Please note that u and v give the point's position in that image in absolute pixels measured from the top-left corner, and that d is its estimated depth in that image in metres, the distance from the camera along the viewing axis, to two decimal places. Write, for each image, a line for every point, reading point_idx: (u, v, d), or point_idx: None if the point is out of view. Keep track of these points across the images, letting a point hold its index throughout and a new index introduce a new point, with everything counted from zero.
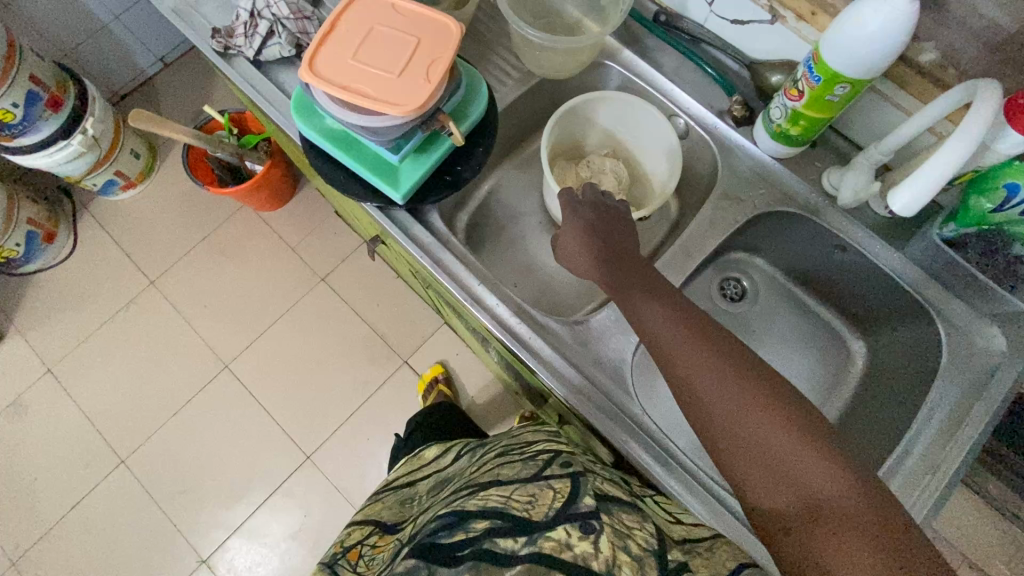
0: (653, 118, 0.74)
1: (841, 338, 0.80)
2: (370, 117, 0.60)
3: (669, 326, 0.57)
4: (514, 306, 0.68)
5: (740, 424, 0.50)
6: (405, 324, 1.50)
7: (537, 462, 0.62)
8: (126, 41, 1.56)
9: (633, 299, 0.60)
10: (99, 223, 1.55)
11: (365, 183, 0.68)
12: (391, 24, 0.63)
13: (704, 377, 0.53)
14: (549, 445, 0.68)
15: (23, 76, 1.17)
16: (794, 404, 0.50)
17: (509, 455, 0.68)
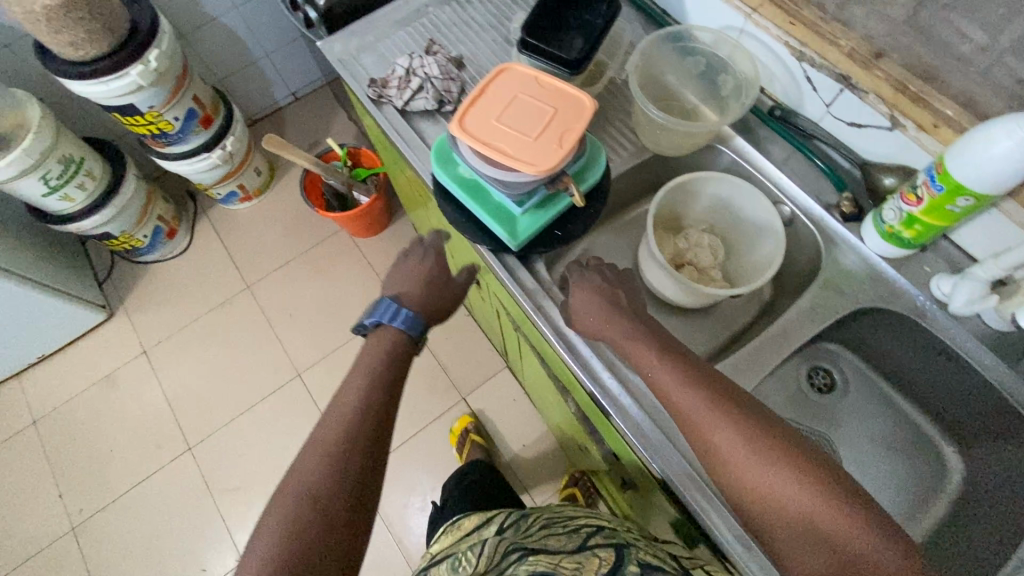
0: (758, 200, 0.77)
1: (935, 448, 0.76)
2: (504, 172, 0.66)
3: (686, 388, 0.60)
4: (607, 363, 0.71)
5: (761, 483, 0.53)
6: (469, 361, 1.55)
7: (581, 534, 0.65)
8: (270, 77, 1.79)
9: (645, 357, 0.63)
10: (213, 227, 1.73)
11: (484, 228, 0.75)
12: (532, 94, 0.71)
13: (722, 437, 0.56)
14: (592, 520, 0.70)
15: (189, 96, 1.35)
16: (809, 457, 0.54)
17: (555, 525, 0.69)
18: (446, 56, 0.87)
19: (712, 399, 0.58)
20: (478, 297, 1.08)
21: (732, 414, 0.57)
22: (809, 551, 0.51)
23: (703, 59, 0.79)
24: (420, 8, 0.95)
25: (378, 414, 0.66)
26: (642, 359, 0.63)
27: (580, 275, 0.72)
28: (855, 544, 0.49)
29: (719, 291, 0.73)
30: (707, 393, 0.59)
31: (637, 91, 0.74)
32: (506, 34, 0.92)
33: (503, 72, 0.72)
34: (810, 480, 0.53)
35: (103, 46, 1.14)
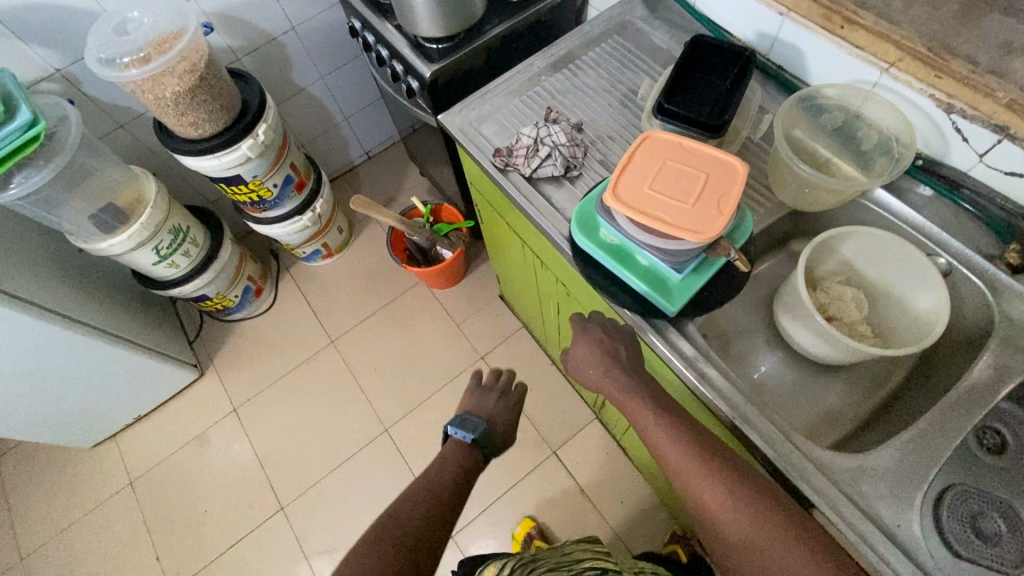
0: (910, 253, 0.75)
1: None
2: (665, 240, 0.66)
3: (677, 449, 0.68)
4: (781, 438, 0.66)
5: (751, 547, 0.62)
6: (557, 413, 1.52)
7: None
8: (348, 138, 1.87)
9: (643, 417, 0.72)
10: (296, 284, 1.77)
11: (634, 293, 0.74)
12: (677, 160, 0.71)
13: (706, 498, 0.65)
14: (594, 562, 0.94)
15: (287, 164, 1.41)
16: (786, 518, 0.61)
17: (561, 570, 0.92)
18: (570, 123, 0.89)
19: (709, 468, 0.65)
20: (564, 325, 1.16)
21: (723, 484, 0.64)
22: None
23: (841, 113, 0.80)
24: (533, 78, 0.98)
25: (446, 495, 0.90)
26: (641, 419, 0.72)
27: (580, 331, 0.81)
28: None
29: (883, 350, 0.70)
30: (704, 463, 0.66)
31: (785, 150, 0.74)
32: (622, 97, 0.94)
33: (645, 140, 0.73)
34: (793, 551, 0.59)
35: (218, 124, 1.20)
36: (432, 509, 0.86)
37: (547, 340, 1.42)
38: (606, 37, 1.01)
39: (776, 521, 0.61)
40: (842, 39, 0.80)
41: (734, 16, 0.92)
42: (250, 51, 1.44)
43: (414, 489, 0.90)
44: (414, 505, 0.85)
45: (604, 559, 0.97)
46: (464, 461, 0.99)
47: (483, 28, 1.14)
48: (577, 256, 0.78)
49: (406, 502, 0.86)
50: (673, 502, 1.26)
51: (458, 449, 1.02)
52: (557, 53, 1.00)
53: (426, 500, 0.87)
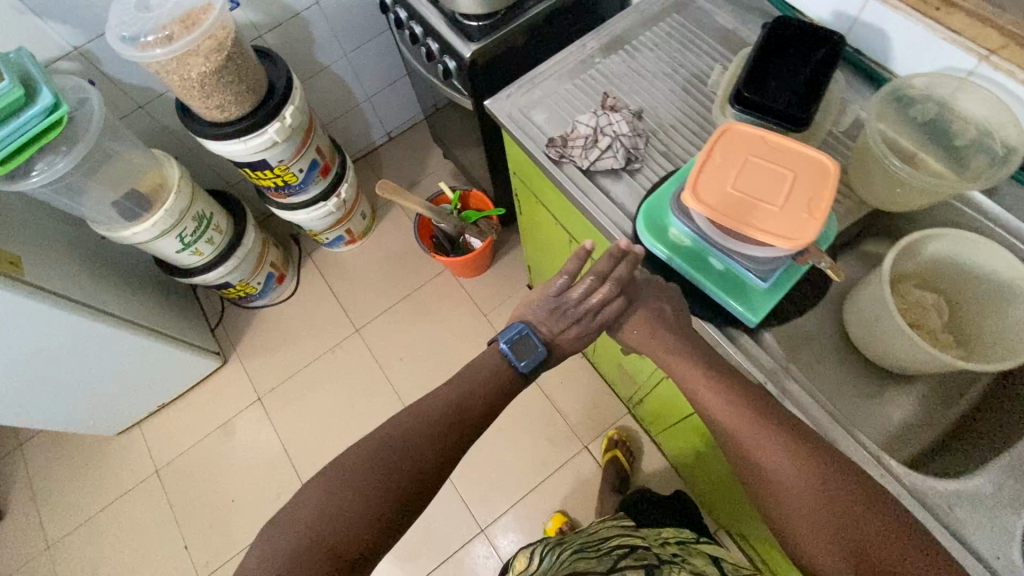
0: (1000, 259, 0.70)
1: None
2: (753, 246, 0.62)
3: (727, 406, 0.65)
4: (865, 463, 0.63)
5: (797, 498, 0.61)
6: (588, 405, 1.49)
7: (614, 556, 0.85)
8: (369, 118, 1.80)
9: (689, 374, 0.69)
10: (319, 270, 1.73)
11: (707, 308, 0.72)
12: (761, 155, 0.65)
13: (760, 454, 0.63)
14: (623, 541, 0.91)
15: (313, 148, 1.35)
16: (840, 470, 0.60)
17: (588, 551, 0.88)
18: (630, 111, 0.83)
19: (756, 418, 0.64)
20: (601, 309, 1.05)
21: (769, 435, 0.63)
22: (830, 554, 0.59)
23: (934, 107, 0.73)
24: (586, 59, 0.91)
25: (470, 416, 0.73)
26: (685, 376, 0.69)
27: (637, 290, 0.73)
28: (876, 555, 0.57)
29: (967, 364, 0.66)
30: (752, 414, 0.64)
31: (880, 149, 0.69)
32: (684, 82, 0.87)
33: (725, 133, 0.67)
34: (838, 501, 0.59)
35: (245, 107, 1.15)
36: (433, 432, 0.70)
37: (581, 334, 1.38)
38: (664, 14, 0.94)
39: (824, 471, 0.60)
40: (935, 22, 0.73)
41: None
42: (272, 27, 1.36)
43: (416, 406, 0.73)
44: (411, 428, 0.70)
45: (632, 536, 0.94)
46: (502, 390, 0.74)
47: (527, 5, 1.07)
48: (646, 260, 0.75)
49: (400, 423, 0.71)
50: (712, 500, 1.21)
51: (501, 372, 0.76)
52: (611, 32, 0.93)
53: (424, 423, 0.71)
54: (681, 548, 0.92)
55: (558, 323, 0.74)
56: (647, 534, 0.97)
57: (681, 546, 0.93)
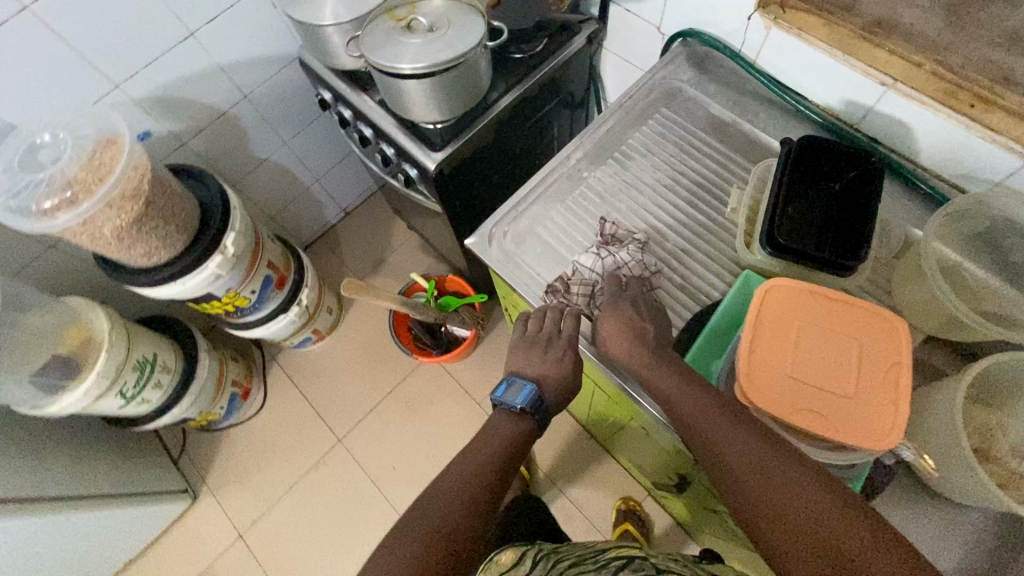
0: None
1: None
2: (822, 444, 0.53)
3: (687, 389, 0.56)
4: None
5: (764, 490, 0.48)
6: (604, 493, 1.38)
7: (609, 559, 0.65)
8: (321, 199, 1.63)
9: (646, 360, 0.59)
10: (288, 376, 1.56)
11: None
12: (818, 322, 0.55)
13: (720, 438, 0.52)
14: (620, 543, 0.70)
15: (265, 264, 1.19)
16: (808, 467, 0.49)
17: None
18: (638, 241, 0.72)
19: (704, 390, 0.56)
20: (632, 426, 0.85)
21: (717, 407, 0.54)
22: (794, 546, 0.45)
23: (984, 220, 0.64)
24: (573, 175, 0.80)
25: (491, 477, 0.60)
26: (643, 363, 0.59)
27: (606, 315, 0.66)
28: (845, 544, 0.43)
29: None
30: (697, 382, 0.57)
31: (945, 295, 0.61)
32: (690, 194, 0.77)
33: (768, 295, 0.57)
34: (809, 497, 0.47)
35: (176, 248, 0.98)
36: (474, 505, 0.56)
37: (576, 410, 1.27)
38: (650, 110, 0.83)
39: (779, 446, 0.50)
40: (971, 119, 0.64)
41: (814, 81, 0.75)
42: (196, 132, 1.19)
43: (452, 475, 0.59)
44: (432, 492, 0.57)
45: (628, 539, 0.73)
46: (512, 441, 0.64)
47: (490, 99, 0.94)
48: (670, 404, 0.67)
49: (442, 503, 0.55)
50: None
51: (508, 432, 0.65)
52: (595, 138, 0.81)
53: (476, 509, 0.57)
54: (677, 549, 0.70)
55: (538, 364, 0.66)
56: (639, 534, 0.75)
57: (679, 550, 0.70)
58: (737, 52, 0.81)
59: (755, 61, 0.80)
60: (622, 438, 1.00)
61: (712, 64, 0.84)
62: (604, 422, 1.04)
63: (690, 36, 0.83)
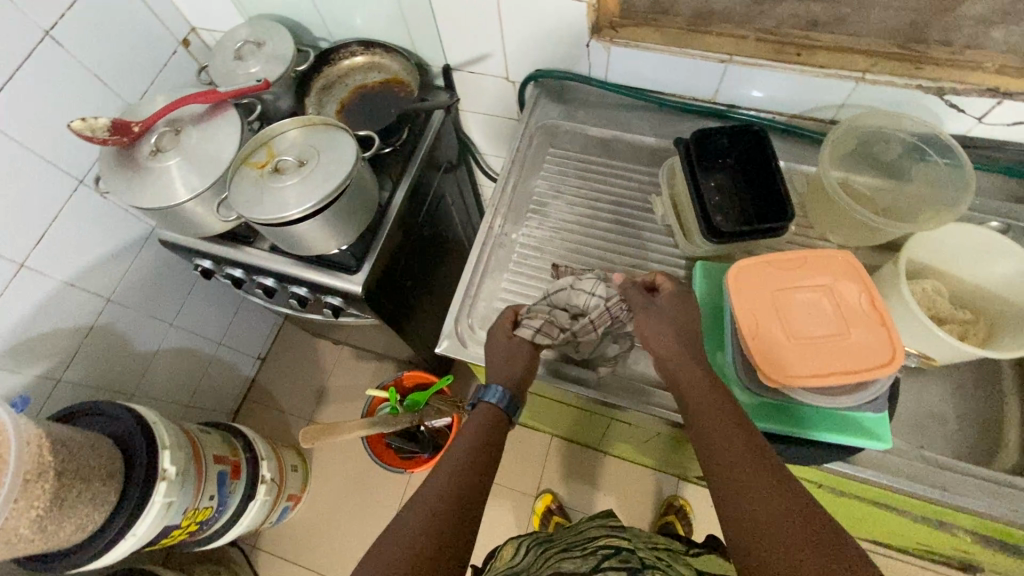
0: (976, 234, 0.72)
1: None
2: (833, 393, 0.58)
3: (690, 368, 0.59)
4: None
5: (725, 461, 0.51)
6: (643, 501, 1.38)
7: (597, 557, 0.68)
8: (232, 359, 1.48)
9: (653, 334, 0.63)
10: (279, 558, 1.38)
11: (827, 447, 0.63)
12: (787, 282, 0.60)
13: (705, 416, 0.55)
14: (610, 540, 0.73)
15: (211, 461, 1.06)
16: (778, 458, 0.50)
17: (573, 550, 0.72)
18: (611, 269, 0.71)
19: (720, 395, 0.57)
20: (656, 436, 0.87)
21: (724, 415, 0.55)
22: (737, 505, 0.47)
23: (853, 137, 0.73)
24: (504, 242, 0.80)
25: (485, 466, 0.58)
26: (651, 335, 0.63)
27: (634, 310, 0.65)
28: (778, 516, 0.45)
29: (991, 351, 0.66)
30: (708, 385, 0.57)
31: (856, 211, 0.68)
32: (612, 212, 0.80)
33: (738, 277, 0.61)
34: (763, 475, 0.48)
35: (110, 502, 0.83)
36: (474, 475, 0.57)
37: (541, 423, 1.28)
38: (539, 152, 0.86)
39: (776, 465, 0.49)
40: (802, 65, 0.73)
41: (664, 78, 0.82)
42: (69, 361, 1.03)
43: (453, 450, 0.59)
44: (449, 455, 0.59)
45: (619, 536, 0.75)
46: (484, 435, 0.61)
47: (383, 201, 0.92)
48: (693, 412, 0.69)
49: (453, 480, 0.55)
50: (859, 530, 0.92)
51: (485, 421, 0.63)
52: (505, 200, 0.82)
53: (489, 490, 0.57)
54: (665, 553, 0.72)
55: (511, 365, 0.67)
56: (633, 535, 0.77)
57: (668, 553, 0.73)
58: (587, 76, 0.86)
59: (606, 77, 0.86)
60: (646, 446, 1.02)
61: (570, 93, 0.90)
62: (624, 438, 1.05)
63: (540, 77, 0.89)
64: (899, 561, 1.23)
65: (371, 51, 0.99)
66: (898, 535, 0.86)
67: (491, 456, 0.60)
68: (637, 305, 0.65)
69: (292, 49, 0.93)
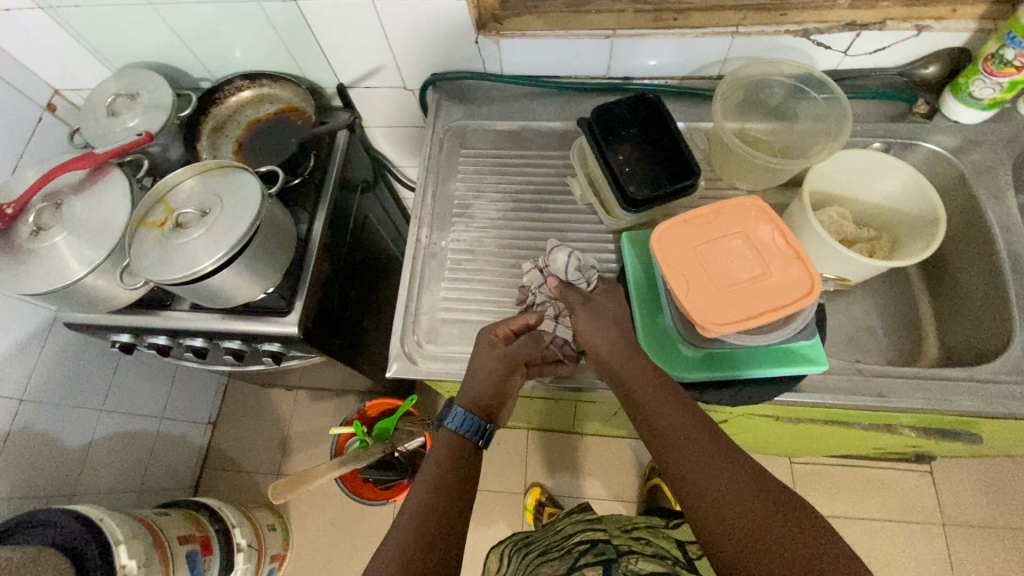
0: (864, 157, 0.77)
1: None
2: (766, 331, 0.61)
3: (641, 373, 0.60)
4: (974, 389, 0.66)
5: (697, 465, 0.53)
6: (627, 471, 1.41)
7: (573, 553, 0.70)
8: (179, 430, 1.39)
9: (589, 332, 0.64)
10: None
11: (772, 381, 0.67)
12: (706, 236, 0.62)
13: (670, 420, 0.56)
14: (586, 533, 0.75)
15: (177, 543, 0.99)
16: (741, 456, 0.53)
17: (549, 553, 0.73)
18: (569, 255, 0.68)
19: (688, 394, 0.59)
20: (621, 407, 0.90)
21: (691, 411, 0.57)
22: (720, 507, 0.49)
23: (741, 89, 0.77)
24: (435, 251, 0.78)
25: (452, 495, 0.57)
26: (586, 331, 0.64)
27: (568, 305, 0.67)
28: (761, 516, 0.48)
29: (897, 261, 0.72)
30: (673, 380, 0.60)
31: (756, 156, 0.72)
32: (533, 200, 0.81)
33: (660, 240, 0.63)
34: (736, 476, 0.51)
35: None
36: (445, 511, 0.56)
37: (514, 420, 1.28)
38: (452, 154, 0.86)
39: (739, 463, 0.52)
40: (681, 28, 0.77)
41: (557, 62, 0.84)
42: None
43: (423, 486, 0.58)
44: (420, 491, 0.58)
45: (594, 526, 0.78)
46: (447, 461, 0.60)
47: (302, 234, 0.88)
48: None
49: (423, 524, 0.54)
50: (824, 450, 0.98)
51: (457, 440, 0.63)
52: (427, 208, 0.81)
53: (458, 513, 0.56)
54: (643, 533, 0.75)
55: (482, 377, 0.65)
56: (607, 523, 0.80)
57: (646, 532, 0.76)
58: (484, 72, 0.86)
59: (502, 71, 0.86)
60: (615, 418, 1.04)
61: (470, 92, 0.89)
62: (595, 415, 1.07)
63: (437, 80, 0.88)
64: (865, 469, 1.32)
65: (258, 83, 0.95)
66: (856, 445, 0.92)
67: (454, 482, 0.59)
68: (575, 305, 0.66)
69: (170, 95, 0.88)
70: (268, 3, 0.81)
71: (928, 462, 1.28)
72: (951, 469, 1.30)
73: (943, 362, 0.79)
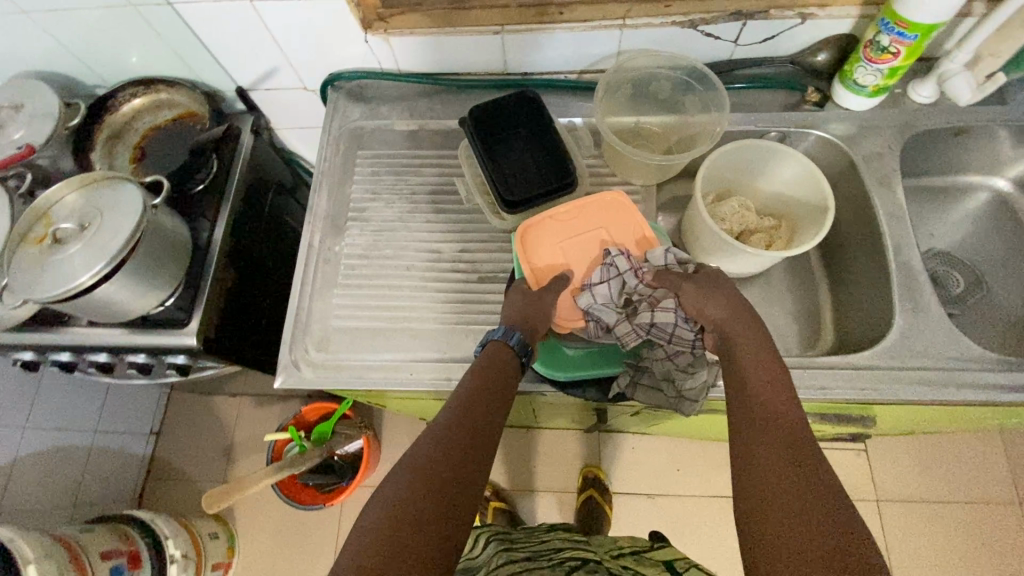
0: (755, 147, 0.77)
1: (999, 192, 0.87)
2: None
3: (738, 335, 0.59)
4: (850, 375, 0.67)
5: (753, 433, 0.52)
6: (571, 462, 1.42)
7: (566, 566, 0.68)
8: (116, 442, 1.36)
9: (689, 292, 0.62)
10: None
11: None
12: (568, 235, 0.68)
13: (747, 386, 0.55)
14: (575, 550, 0.73)
15: (99, 560, 0.98)
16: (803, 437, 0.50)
17: (538, 558, 0.71)
18: (668, 250, 0.65)
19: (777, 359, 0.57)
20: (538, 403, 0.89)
21: (775, 366, 0.56)
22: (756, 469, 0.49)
23: (629, 84, 0.78)
24: (329, 256, 0.77)
25: (481, 428, 0.54)
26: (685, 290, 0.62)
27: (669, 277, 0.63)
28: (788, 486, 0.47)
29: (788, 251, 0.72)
30: (765, 338, 0.58)
31: (637, 154, 0.72)
32: (429, 200, 0.80)
33: (525, 239, 0.67)
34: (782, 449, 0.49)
35: None
36: (474, 438, 0.53)
37: None
38: (350, 155, 0.84)
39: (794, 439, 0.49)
40: (568, 22, 0.75)
41: (451, 59, 0.82)
42: None
43: (466, 411, 0.55)
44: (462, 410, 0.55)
45: (582, 545, 0.76)
46: (491, 394, 0.57)
47: (202, 241, 0.86)
48: (540, 378, 0.69)
49: (449, 443, 0.52)
50: None
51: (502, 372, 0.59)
52: (322, 212, 0.80)
53: (484, 451, 0.53)
54: (628, 557, 0.74)
55: (526, 312, 0.63)
56: (591, 544, 0.79)
57: (634, 559, 0.73)
58: (381, 71, 0.85)
59: (399, 68, 0.85)
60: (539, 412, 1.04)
61: (370, 91, 0.87)
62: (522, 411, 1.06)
63: (335, 80, 0.86)
64: None
65: (151, 89, 0.92)
66: None
67: (486, 414, 0.55)
68: (678, 282, 0.62)
69: (55, 103, 0.85)
70: (148, 8, 0.79)
71: (862, 441, 1.30)
72: (885, 446, 1.32)
73: (840, 346, 0.79)
